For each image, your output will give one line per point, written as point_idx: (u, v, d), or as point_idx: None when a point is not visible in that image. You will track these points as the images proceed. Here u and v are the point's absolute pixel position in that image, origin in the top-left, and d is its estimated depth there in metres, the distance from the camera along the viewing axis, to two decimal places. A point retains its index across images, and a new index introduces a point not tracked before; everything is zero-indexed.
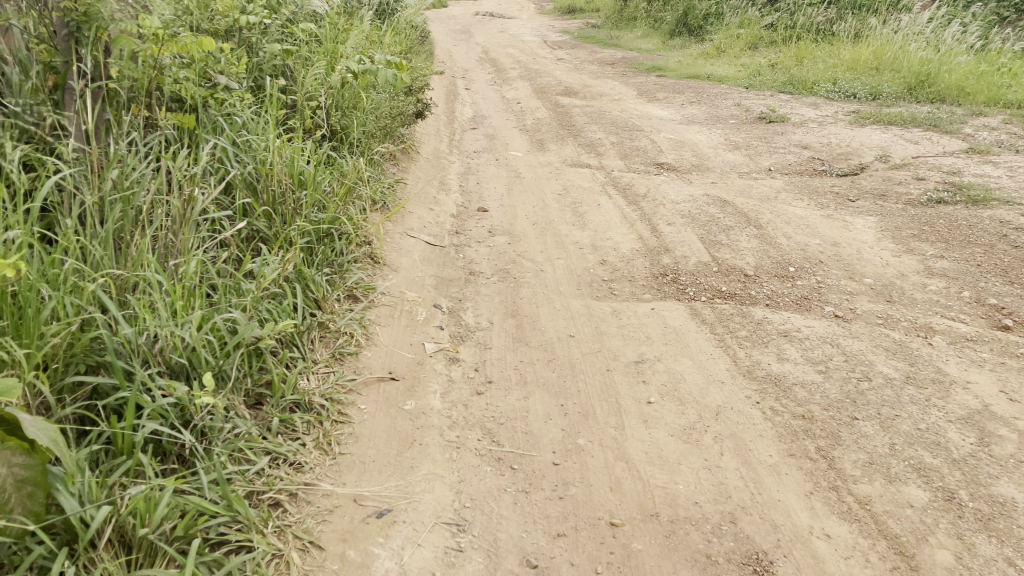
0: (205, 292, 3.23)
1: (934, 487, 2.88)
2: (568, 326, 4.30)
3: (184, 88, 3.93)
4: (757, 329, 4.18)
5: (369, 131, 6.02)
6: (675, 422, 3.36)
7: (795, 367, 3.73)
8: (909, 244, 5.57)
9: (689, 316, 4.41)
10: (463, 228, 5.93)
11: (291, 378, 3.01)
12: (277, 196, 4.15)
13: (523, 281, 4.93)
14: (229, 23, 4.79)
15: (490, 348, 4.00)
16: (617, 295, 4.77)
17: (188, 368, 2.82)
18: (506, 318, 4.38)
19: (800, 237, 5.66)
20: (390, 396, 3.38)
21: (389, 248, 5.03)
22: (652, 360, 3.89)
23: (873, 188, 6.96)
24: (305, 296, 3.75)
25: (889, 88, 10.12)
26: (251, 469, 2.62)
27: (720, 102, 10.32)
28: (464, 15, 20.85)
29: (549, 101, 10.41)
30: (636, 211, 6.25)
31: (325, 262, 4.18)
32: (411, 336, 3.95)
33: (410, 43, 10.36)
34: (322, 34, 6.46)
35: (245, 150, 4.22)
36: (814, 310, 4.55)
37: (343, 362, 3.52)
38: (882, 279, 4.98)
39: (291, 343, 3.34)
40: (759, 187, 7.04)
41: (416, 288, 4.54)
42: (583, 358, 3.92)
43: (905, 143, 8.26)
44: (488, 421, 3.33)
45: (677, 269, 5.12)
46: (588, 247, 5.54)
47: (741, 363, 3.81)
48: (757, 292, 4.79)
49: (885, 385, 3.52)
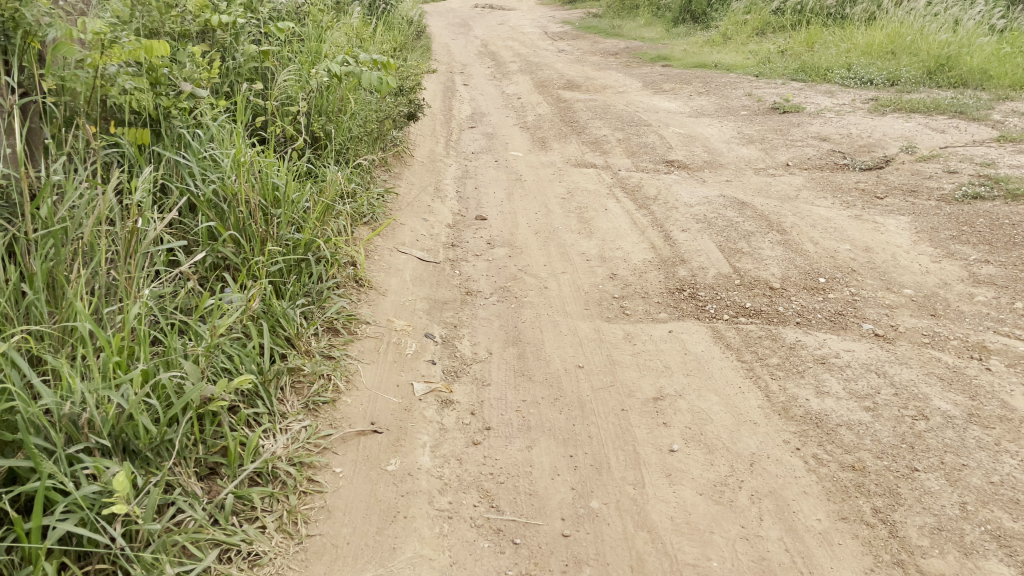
0: (152, 341, 2.76)
1: (1020, 561, 2.43)
2: (577, 355, 3.84)
3: (136, 99, 3.45)
4: (790, 355, 3.70)
5: (355, 137, 5.56)
6: (703, 476, 2.89)
7: (837, 404, 3.25)
8: (949, 247, 5.08)
9: (712, 340, 3.93)
10: (460, 239, 5.46)
11: (251, 445, 2.57)
12: (245, 218, 3.67)
13: (525, 301, 4.46)
14: (202, 24, 4.32)
15: (489, 385, 3.54)
16: (629, 316, 4.30)
17: (122, 439, 2.35)
18: (507, 346, 3.91)
19: (828, 242, 5.18)
20: (372, 454, 2.92)
21: (376, 267, 4.58)
22: (673, 397, 3.42)
23: (902, 183, 6.46)
24: (275, 333, 3.29)
25: (908, 73, 9.60)
26: (193, 570, 2.19)
27: (731, 92, 9.80)
28: (463, 7, 20.40)
29: (550, 96, 9.89)
30: (646, 216, 5.78)
31: (300, 291, 3.72)
32: (397, 374, 3.49)
33: (403, 39, 9.88)
34: (307, 32, 5.96)
35: (211, 167, 3.75)
36: (851, 329, 4.07)
37: (318, 413, 3.07)
38: (923, 289, 4.50)
39: (254, 396, 2.90)
40: (777, 185, 6.55)
41: (406, 315, 4.08)
42: (594, 396, 3.46)
43: (931, 131, 7.74)
44: (486, 480, 2.87)
45: (695, 283, 4.64)
46: (595, 259, 5.07)
47: (775, 400, 3.34)
48: (785, 309, 4.31)
49: (944, 425, 3.05)
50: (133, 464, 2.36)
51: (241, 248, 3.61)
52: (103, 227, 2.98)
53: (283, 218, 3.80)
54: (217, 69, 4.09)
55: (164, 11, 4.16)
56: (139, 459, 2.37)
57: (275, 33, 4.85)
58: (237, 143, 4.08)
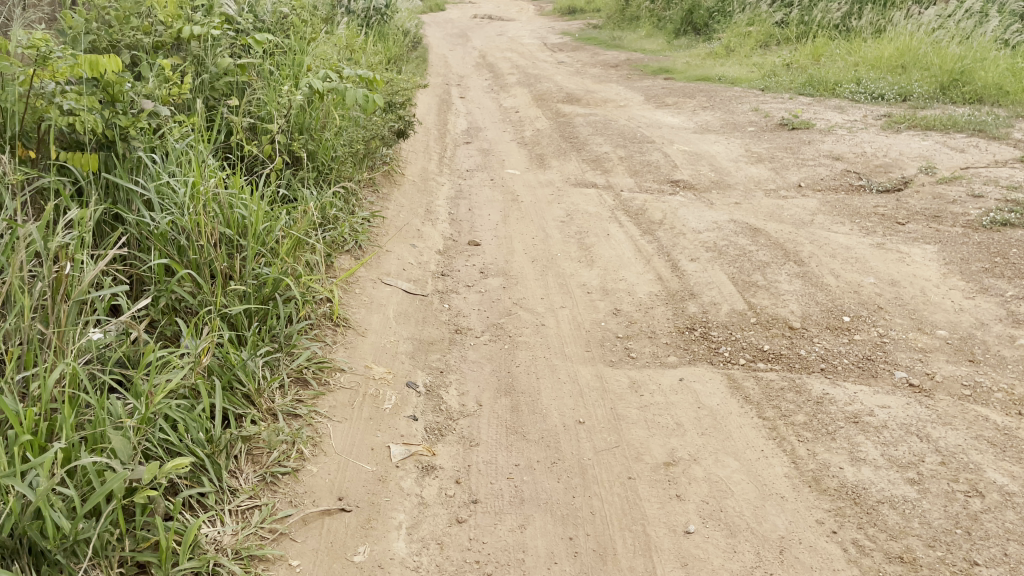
0: (79, 407, 2.38)
1: None
2: (577, 407, 3.42)
3: (80, 120, 3.04)
4: (818, 411, 3.28)
5: (339, 158, 5.16)
6: (725, 566, 2.50)
7: (876, 475, 2.84)
8: (983, 281, 4.67)
9: (728, 391, 3.51)
10: (450, 267, 5.05)
11: (187, 538, 2.17)
12: (204, 253, 3.24)
13: (519, 341, 4.04)
14: (175, 35, 4.00)
15: (478, 445, 3.12)
16: (635, 359, 3.87)
17: (27, 539, 1.98)
18: (499, 396, 3.50)
19: (850, 274, 4.76)
20: (336, 540, 2.52)
21: (355, 303, 4.16)
22: (687, 462, 3.01)
23: (923, 208, 6.06)
24: (231, 391, 2.89)
25: (920, 88, 9.22)
26: None
27: (736, 107, 9.42)
28: (463, 17, 20.01)
29: (549, 110, 9.50)
30: (651, 243, 5.38)
31: (267, 336, 3.28)
32: (372, 435, 3.07)
33: (396, 51, 9.50)
34: (291, 44, 5.54)
35: (168, 195, 3.33)
36: (882, 377, 3.65)
37: (277, 487, 2.67)
38: (959, 330, 4.09)
39: (199, 471, 2.51)
40: (790, 208, 6.15)
41: (386, 359, 3.67)
42: (597, 460, 3.04)
43: (950, 151, 7.34)
44: (471, 571, 2.46)
45: (706, 322, 4.22)
46: (597, 292, 4.66)
47: (804, 468, 2.93)
48: (807, 353, 3.89)
49: (1003, 505, 2.67)
50: (40, 569, 1.99)
51: (200, 286, 3.20)
52: (31, 270, 2.59)
53: (250, 253, 3.38)
54: (185, 85, 3.71)
55: (126, 22, 3.82)
56: (47, 562, 2.00)
57: (253, 45, 4.47)
58: (204, 167, 3.68)
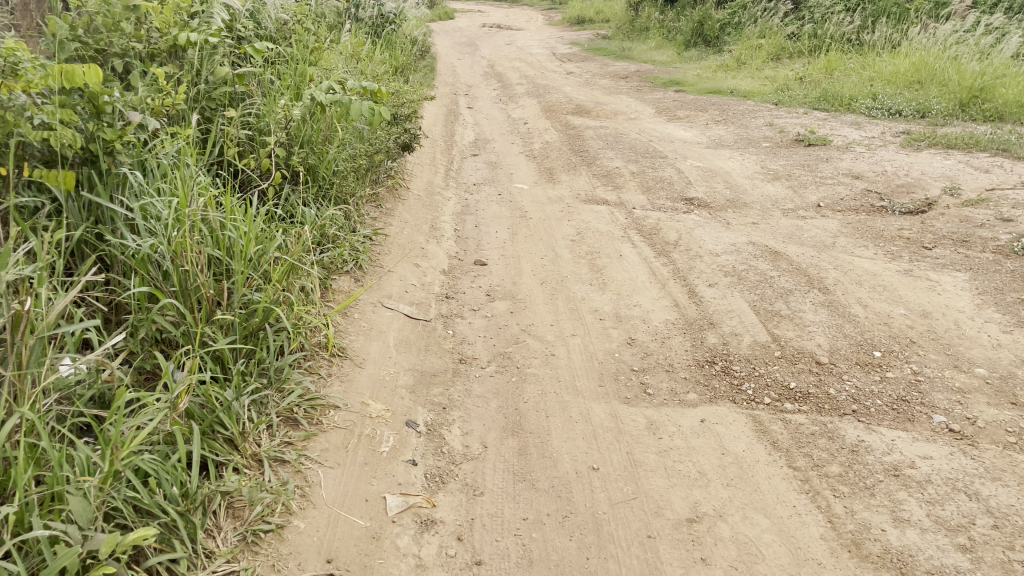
0: (36, 461, 2.13)
1: None
2: (590, 450, 3.15)
3: (56, 135, 2.78)
4: (853, 462, 3.00)
5: (341, 172, 4.89)
6: None
7: (922, 540, 2.59)
8: (1020, 314, 4.38)
9: (754, 435, 3.24)
10: (455, 289, 4.79)
11: None
12: (189, 278, 2.96)
13: (528, 373, 3.77)
14: (170, 42, 3.75)
15: (482, 494, 2.86)
16: (653, 396, 3.60)
17: None
18: (506, 437, 3.23)
19: (878, 304, 4.48)
20: None
21: (353, 331, 3.90)
22: (712, 519, 2.74)
23: (950, 231, 5.79)
24: (212, 435, 2.66)
25: (939, 105, 8.95)
26: None
27: (749, 121, 9.17)
28: (471, 26, 19.81)
29: (559, 122, 9.26)
30: (666, 266, 5.11)
31: (254, 372, 3.02)
32: (365, 485, 2.81)
33: (404, 61, 9.28)
34: (296, 53, 5.29)
35: (154, 215, 3.07)
36: (920, 422, 3.37)
37: (259, 548, 2.42)
38: (998, 368, 3.81)
39: (170, 533, 2.27)
40: (810, 229, 5.88)
41: (385, 394, 3.41)
42: (612, 514, 2.78)
43: (974, 171, 7.06)
44: None
45: (727, 355, 3.94)
46: (610, 318, 4.39)
47: (841, 528, 2.67)
48: (837, 392, 3.61)
49: None
50: None
51: (184, 316, 2.93)
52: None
53: (240, 279, 3.11)
54: (178, 95, 3.44)
55: (115, 28, 3.56)
56: None
57: (253, 54, 4.22)
58: (196, 183, 3.41)
